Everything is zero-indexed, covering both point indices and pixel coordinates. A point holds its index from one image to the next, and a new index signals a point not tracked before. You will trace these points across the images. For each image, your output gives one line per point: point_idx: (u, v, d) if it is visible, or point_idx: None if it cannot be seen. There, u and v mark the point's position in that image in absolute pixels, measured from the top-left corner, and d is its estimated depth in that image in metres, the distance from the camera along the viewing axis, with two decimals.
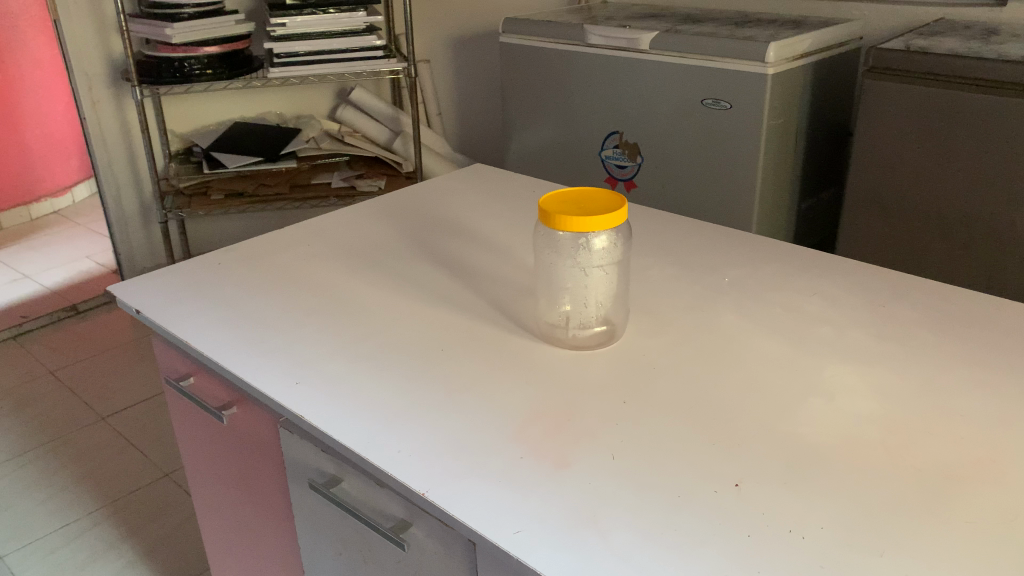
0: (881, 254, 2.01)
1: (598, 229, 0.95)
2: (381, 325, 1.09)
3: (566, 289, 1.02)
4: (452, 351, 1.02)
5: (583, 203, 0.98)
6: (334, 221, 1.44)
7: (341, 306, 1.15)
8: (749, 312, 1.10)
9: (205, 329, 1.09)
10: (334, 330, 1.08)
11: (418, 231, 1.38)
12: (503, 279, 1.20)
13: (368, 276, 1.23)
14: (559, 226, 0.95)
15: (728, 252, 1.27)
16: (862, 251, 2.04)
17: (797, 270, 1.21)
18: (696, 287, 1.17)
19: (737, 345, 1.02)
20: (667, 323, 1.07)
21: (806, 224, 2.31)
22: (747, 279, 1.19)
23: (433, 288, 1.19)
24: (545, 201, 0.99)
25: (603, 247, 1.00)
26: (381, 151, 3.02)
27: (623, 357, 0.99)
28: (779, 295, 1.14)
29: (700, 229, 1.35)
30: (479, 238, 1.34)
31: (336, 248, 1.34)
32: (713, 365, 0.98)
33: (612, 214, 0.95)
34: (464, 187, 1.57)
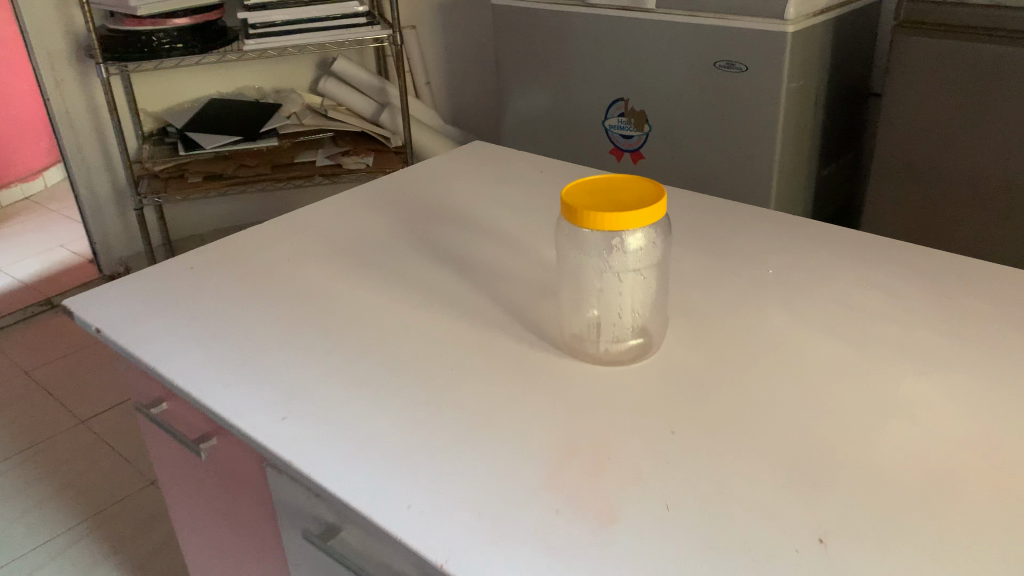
0: (910, 226, 1.87)
1: (635, 227, 0.80)
2: (379, 339, 0.94)
3: (596, 296, 0.88)
4: (465, 372, 0.87)
5: (615, 193, 0.84)
6: (321, 213, 1.28)
7: (332, 315, 1.00)
8: (804, 310, 0.95)
9: (176, 351, 0.95)
10: (327, 346, 0.94)
11: (415, 222, 1.23)
12: (517, 279, 1.05)
13: (361, 277, 1.08)
14: (586, 225, 0.81)
15: (768, 237, 1.12)
16: (891, 224, 1.91)
17: (850, 256, 1.06)
18: (738, 281, 1.02)
19: (794, 353, 0.88)
20: (710, 326, 0.93)
21: (825, 193, 2.17)
22: (796, 268, 1.04)
23: (437, 291, 1.04)
24: (569, 193, 0.84)
25: (640, 248, 0.85)
26: (368, 125, 2.85)
27: (664, 372, 0.85)
28: (835, 288, 0.99)
29: (734, 211, 1.20)
30: (486, 230, 1.19)
31: (323, 243, 1.18)
32: (771, 380, 0.84)
33: (650, 208, 0.80)
34: (463, 168, 1.41)
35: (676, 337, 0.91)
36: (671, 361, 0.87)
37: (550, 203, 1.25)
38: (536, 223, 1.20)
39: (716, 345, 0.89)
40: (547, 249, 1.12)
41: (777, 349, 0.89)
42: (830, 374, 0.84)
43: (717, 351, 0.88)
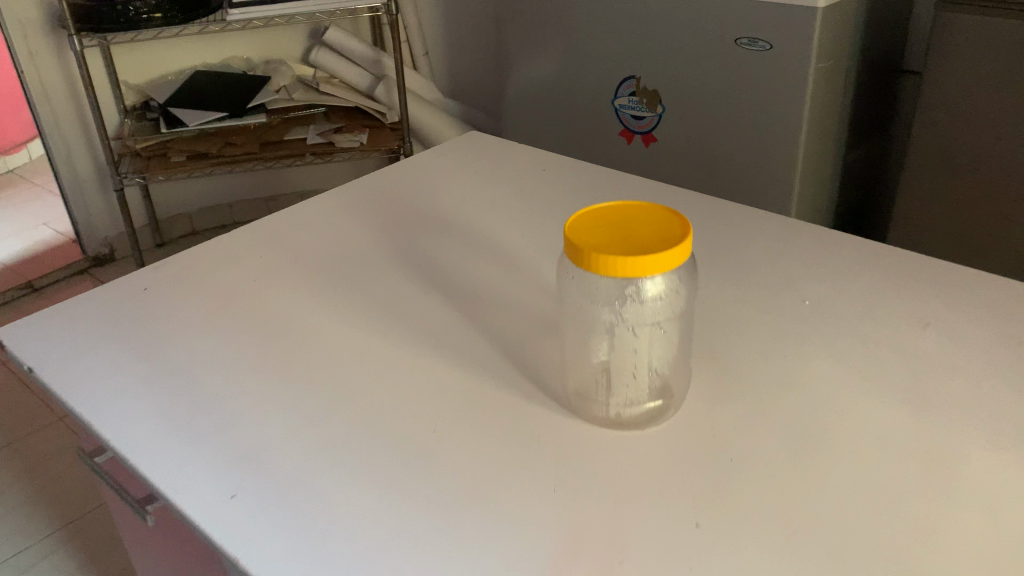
0: (942, 228, 1.71)
1: (652, 274, 0.66)
2: (352, 388, 0.81)
3: (605, 351, 0.76)
4: (452, 436, 0.74)
5: (629, 228, 0.70)
6: (295, 220, 1.14)
7: (300, 354, 0.86)
8: (848, 357, 0.82)
9: (117, 402, 0.81)
10: (293, 395, 0.81)
11: (399, 234, 1.08)
12: (514, 309, 0.91)
13: (336, 304, 0.94)
14: (594, 269, 0.67)
15: (802, 257, 0.98)
16: (920, 226, 1.74)
17: (900, 283, 0.92)
18: (769, 317, 0.88)
19: (837, 418, 0.74)
20: (738, 377, 0.79)
21: (852, 179, 2.01)
22: (837, 299, 0.90)
23: (420, 324, 0.90)
24: (573, 227, 0.70)
25: (658, 298, 0.73)
26: (362, 100, 2.69)
27: (686, 441, 0.72)
28: (883, 328, 0.85)
29: (763, 223, 1.05)
30: (479, 245, 1.05)
31: (295, 259, 1.04)
32: (810, 456, 0.70)
33: (671, 250, 0.66)
34: (457, 166, 1.26)
35: (699, 393, 0.77)
36: (692, 428, 0.73)
37: (553, 213, 1.11)
38: (535, 237, 1.05)
39: (743, 403, 0.76)
40: (548, 271, 0.98)
41: (817, 412, 0.75)
42: (881, 448, 0.71)
43: (748, 413, 0.75)
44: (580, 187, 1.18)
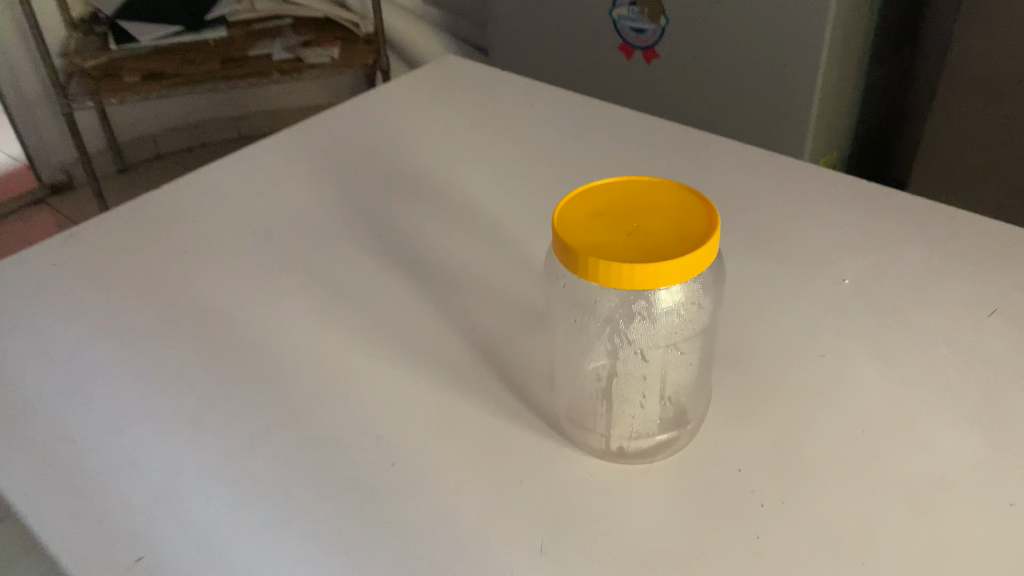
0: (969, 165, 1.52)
1: (669, 286, 0.51)
2: (295, 405, 0.66)
3: (604, 370, 0.60)
4: (414, 474, 0.60)
5: (637, 220, 0.54)
6: (237, 177, 0.96)
7: (231, 359, 0.71)
8: (895, 364, 0.68)
9: (7, 425, 0.66)
10: (219, 417, 0.65)
11: (360, 196, 0.92)
12: (494, 296, 0.76)
13: (279, 289, 0.79)
14: (592, 280, 0.51)
15: (838, 225, 0.82)
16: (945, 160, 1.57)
17: (957, 260, 0.77)
18: (798, 311, 0.73)
19: (887, 448, 0.61)
20: (763, 395, 0.65)
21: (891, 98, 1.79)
22: (880, 282, 0.76)
23: (382, 317, 0.75)
24: (563, 221, 0.55)
25: (673, 314, 0.58)
26: (333, 9, 2.44)
27: (704, 483, 0.58)
28: (936, 325, 0.71)
29: (789, 180, 0.89)
30: (454, 211, 0.89)
31: (238, 226, 0.88)
32: (858, 504, 0.57)
33: (692, 254, 0.50)
34: (430, 104, 1.09)
35: (717, 418, 0.63)
36: (711, 466, 0.59)
37: (541, 169, 0.94)
38: (520, 200, 0.89)
39: (772, 429, 0.62)
40: (537, 245, 0.82)
41: (861, 441, 0.62)
42: (944, 493, 0.58)
43: (778, 446, 0.61)
44: (573, 133, 1.01)
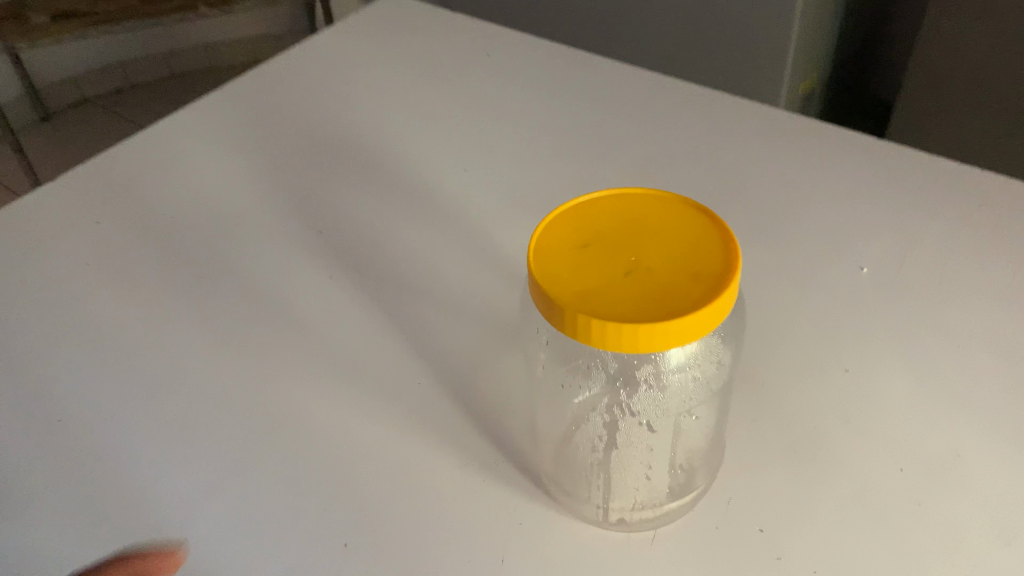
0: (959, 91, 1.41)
1: (680, 345, 0.40)
2: (225, 460, 0.54)
3: (603, 433, 0.52)
4: (376, 550, 0.49)
5: (635, 253, 0.42)
6: (148, 156, 0.82)
7: (143, 397, 0.59)
8: (930, 372, 0.58)
9: None
10: (130, 482, 0.53)
11: (299, 180, 0.79)
12: (460, 303, 0.65)
13: (201, 301, 0.66)
14: (584, 341, 0.40)
15: (850, 199, 0.72)
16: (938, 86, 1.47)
17: (990, 234, 0.67)
18: (812, 308, 0.63)
19: (936, 488, 0.51)
20: (782, 426, 0.55)
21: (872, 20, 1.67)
22: (904, 268, 0.66)
23: (328, 334, 0.63)
24: (541, 258, 0.43)
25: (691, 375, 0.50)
26: None
27: (723, 555, 0.48)
28: (975, 317, 0.61)
29: (791, 143, 0.78)
30: (409, 193, 0.76)
31: (151, 221, 0.74)
32: (909, 567, 0.48)
33: (709, 303, 0.39)
34: (374, 59, 0.95)
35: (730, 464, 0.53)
36: (728, 530, 0.50)
37: (507, 138, 0.82)
38: (485, 179, 0.77)
39: (797, 472, 0.52)
40: (507, 235, 0.71)
41: (902, 479, 0.52)
42: (1008, 542, 0.48)
43: (806, 494, 0.51)
44: (540, 91, 0.88)
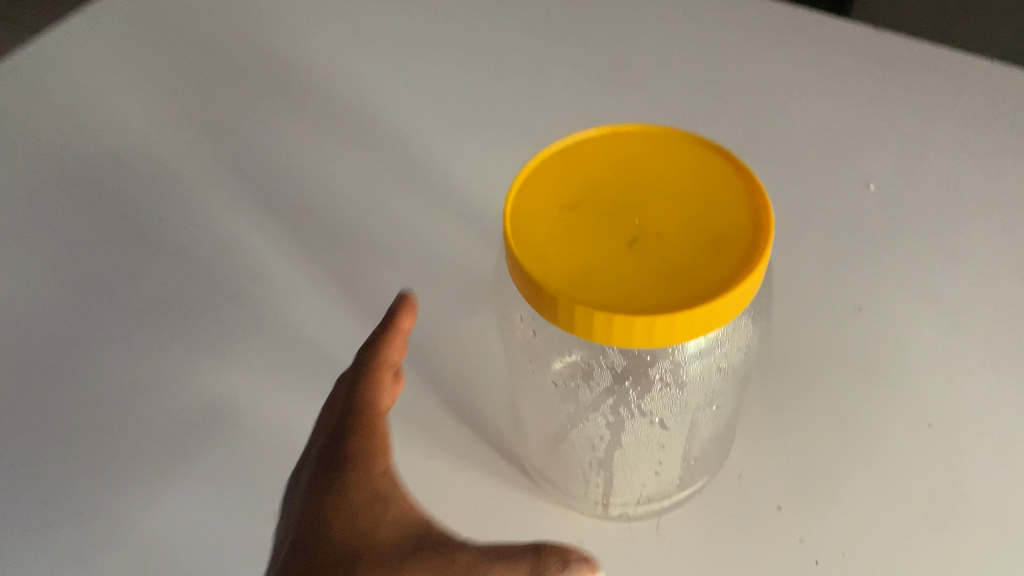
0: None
1: (700, 336, 0.32)
2: (165, 458, 0.46)
3: (604, 433, 0.44)
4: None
5: (641, 216, 0.34)
6: (30, 86, 0.69)
7: (55, 386, 0.49)
8: (951, 303, 0.52)
9: None
10: (38, 491, 0.45)
11: (221, 111, 0.68)
12: (424, 253, 0.57)
13: (117, 267, 0.56)
14: (578, 334, 0.31)
15: (853, 100, 0.64)
16: None
17: (1006, 135, 0.60)
18: (818, 238, 0.56)
19: (970, 446, 0.46)
20: (791, 386, 0.49)
21: None
22: (915, 181, 0.59)
23: (275, 295, 0.54)
24: (518, 224, 0.34)
25: (714, 378, 0.41)
26: None
27: (741, 543, 0.42)
28: (1001, 232, 0.55)
29: (781, 41, 0.69)
30: (354, 123, 0.66)
31: (47, 165, 0.63)
32: (949, 544, 0.42)
33: (738, 281, 0.31)
34: None
35: (739, 437, 0.47)
36: (745, 514, 0.43)
37: (461, 50, 0.71)
38: (440, 103, 0.67)
39: (813, 439, 0.47)
40: (472, 171, 0.62)
41: (929, 437, 0.46)
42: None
43: (823, 466, 0.45)
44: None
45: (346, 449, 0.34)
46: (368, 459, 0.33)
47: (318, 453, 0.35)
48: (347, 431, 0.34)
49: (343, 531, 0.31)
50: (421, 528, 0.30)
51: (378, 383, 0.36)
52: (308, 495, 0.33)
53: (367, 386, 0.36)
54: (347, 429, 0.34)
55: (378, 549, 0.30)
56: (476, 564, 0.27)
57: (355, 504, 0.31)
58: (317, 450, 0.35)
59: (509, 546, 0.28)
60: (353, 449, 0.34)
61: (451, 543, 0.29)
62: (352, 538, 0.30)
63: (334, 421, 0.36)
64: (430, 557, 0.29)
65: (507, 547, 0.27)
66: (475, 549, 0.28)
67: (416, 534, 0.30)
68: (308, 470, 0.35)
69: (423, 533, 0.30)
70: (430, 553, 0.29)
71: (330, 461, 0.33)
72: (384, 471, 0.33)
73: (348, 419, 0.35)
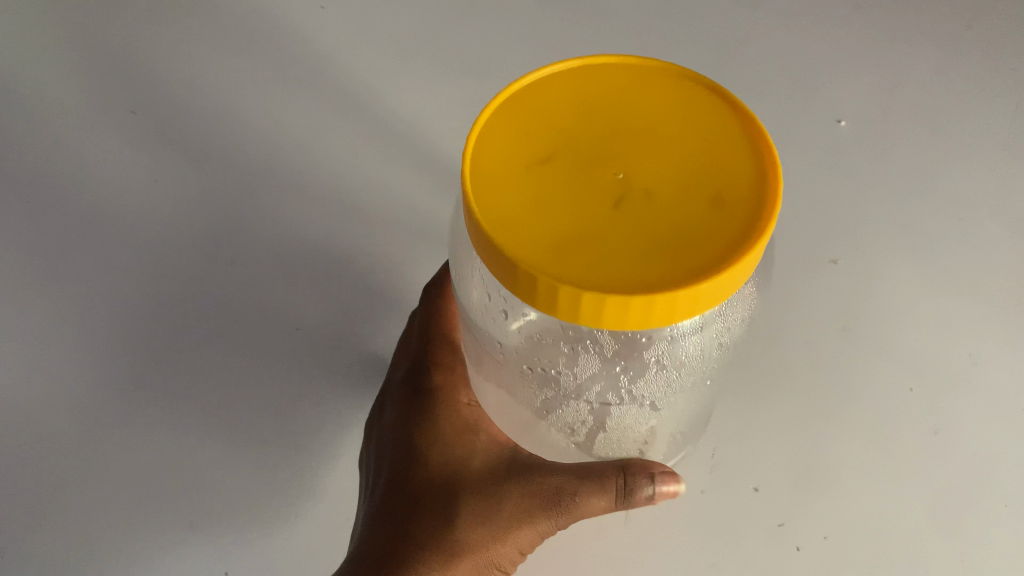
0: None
1: (699, 314, 0.27)
2: (124, 434, 0.45)
3: (588, 417, 0.37)
4: (331, 527, 0.43)
5: (626, 168, 0.29)
6: None
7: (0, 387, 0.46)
8: (935, 247, 0.50)
9: None
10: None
11: (132, 28, 0.59)
12: (377, 200, 0.53)
13: (36, 223, 0.52)
14: (555, 315, 0.26)
15: (835, 14, 0.59)
16: None
17: (979, 62, 0.56)
18: (799, 163, 0.53)
19: (947, 410, 0.45)
20: (766, 351, 0.47)
21: None
22: (886, 113, 0.55)
23: (218, 258, 0.51)
24: (480, 181, 0.28)
25: (712, 351, 0.35)
26: None
27: (730, 514, 0.42)
28: (988, 167, 0.52)
29: None
30: (288, 37, 0.59)
31: None
32: (925, 512, 0.42)
33: (745, 250, 0.26)
34: None
35: (715, 410, 0.45)
36: (722, 498, 0.43)
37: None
38: (385, 13, 0.60)
39: (793, 413, 0.45)
40: (425, 99, 0.56)
41: (909, 405, 0.45)
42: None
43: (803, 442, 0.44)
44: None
45: (429, 381, 0.43)
46: (452, 394, 0.43)
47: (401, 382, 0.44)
48: (427, 360, 0.44)
49: (448, 456, 0.40)
50: (510, 451, 0.40)
51: (450, 325, 0.45)
52: (402, 419, 0.42)
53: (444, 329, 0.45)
54: (428, 360, 0.44)
55: (478, 468, 0.40)
56: (567, 485, 0.37)
57: (450, 431, 0.41)
58: (398, 376, 0.45)
59: (594, 468, 0.37)
60: (438, 383, 0.43)
61: (541, 468, 0.39)
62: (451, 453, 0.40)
63: (411, 355, 0.45)
64: (526, 479, 0.38)
65: (596, 469, 0.37)
66: (565, 472, 0.38)
67: (507, 454, 0.40)
68: (391, 393, 0.44)
69: (513, 456, 0.40)
70: (524, 476, 0.39)
71: (420, 390, 0.43)
72: (468, 402, 0.43)
73: (428, 354, 0.44)
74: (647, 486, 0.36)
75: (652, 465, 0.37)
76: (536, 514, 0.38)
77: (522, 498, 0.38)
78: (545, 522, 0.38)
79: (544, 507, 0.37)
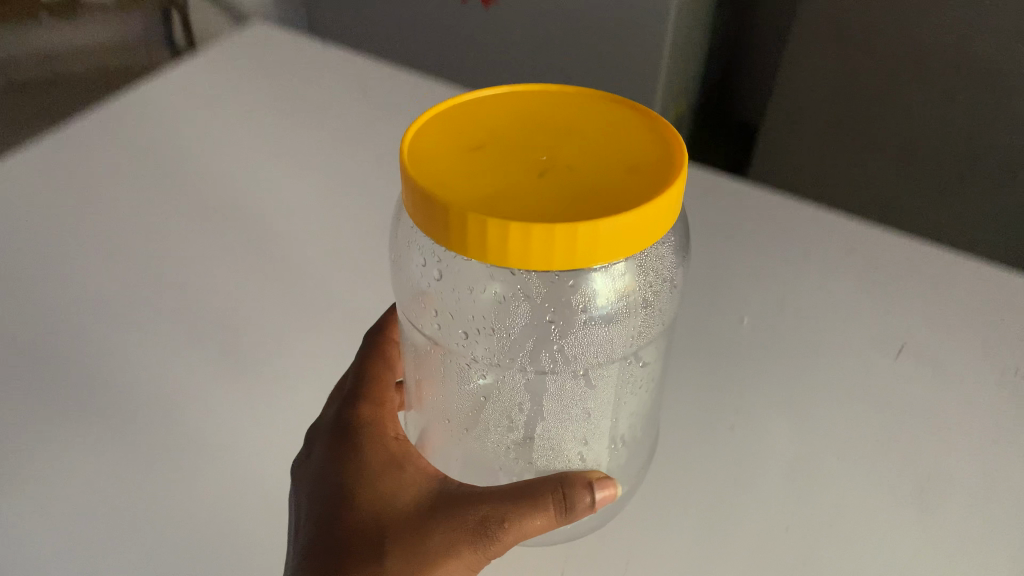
0: None
1: (616, 259, 0.28)
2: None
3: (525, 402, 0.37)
4: None
5: (550, 151, 0.32)
6: None
7: None
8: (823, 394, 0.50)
9: None
10: None
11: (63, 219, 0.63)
12: (284, 333, 0.54)
13: None
14: (485, 260, 0.28)
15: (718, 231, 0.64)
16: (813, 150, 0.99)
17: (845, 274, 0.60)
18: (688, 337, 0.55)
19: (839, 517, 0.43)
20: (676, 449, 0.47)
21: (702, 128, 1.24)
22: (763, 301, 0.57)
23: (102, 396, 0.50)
24: (416, 159, 0.31)
25: (639, 309, 0.37)
26: None
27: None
28: (892, 325, 0.55)
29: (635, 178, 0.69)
30: (240, 198, 0.65)
31: None
32: None
33: (661, 194, 0.29)
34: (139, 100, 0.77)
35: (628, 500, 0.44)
36: None
37: (349, 160, 0.70)
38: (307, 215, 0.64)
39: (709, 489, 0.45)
40: (359, 261, 0.60)
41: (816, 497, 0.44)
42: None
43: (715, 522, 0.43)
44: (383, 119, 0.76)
45: (356, 411, 0.40)
46: (382, 426, 0.40)
47: (328, 419, 0.41)
48: (357, 392, 0.41)
49: (372, 490, 0.37)
50: (440, 483, 0.38)
51: (382, 361, 0.43)
52: (327, 458, 0.39)
53: (377, 364, 0.43)
54: (358, 390, 0.41)
55: (404, 505, 0.37)
56: (497, 511, 0.35)
57: (376, 465, 0.38)
58: (328, 414, 0.42)
59: (530, 487, 0.35)
60: (367, 413, 0.40)
61: (471, 496, 0.36)
62: (377, 486, 0.37)
63: (342, 391, 0.42)
64: (454, 510, 0.36)
65: (531, 489, 0.35)
66: (494, 498, 0.35)
67: (437, 488, 0.37)
68: (317, 435, 0.41)
69: (444, 487, 0.37)
70: (452, 510, 0.36)
71: (345, 424, 0.40)
72: (396, 435, 0.40)
73: (356, 388, 0.42)
74: (587, 495, 0.34)
75: (589, 474, 0.36)
76: (465, 545, 0.35)
77: (449, 531, 0.35)
78: (471, 554, 0.35)
79: (470, 539, 0.35)
